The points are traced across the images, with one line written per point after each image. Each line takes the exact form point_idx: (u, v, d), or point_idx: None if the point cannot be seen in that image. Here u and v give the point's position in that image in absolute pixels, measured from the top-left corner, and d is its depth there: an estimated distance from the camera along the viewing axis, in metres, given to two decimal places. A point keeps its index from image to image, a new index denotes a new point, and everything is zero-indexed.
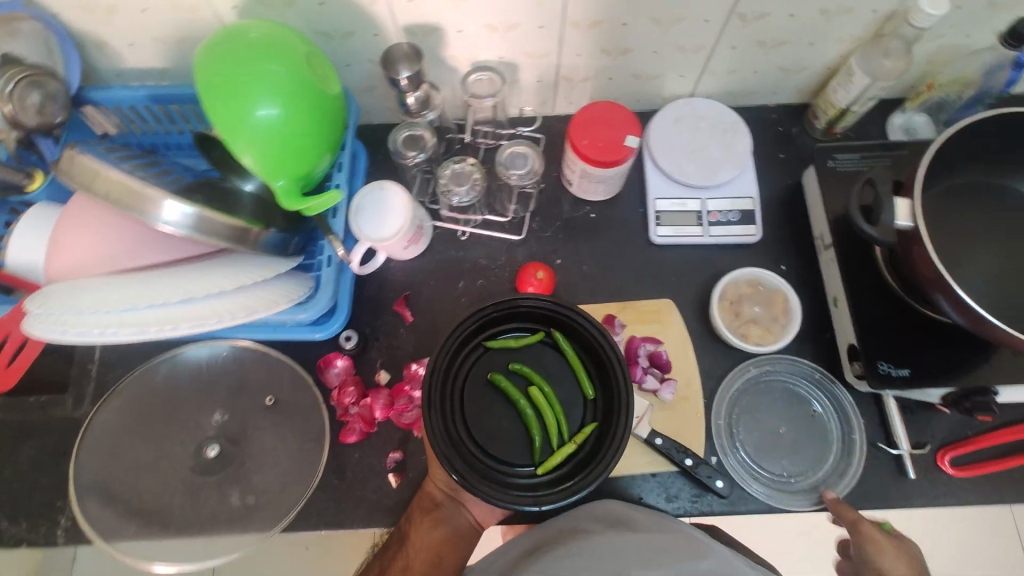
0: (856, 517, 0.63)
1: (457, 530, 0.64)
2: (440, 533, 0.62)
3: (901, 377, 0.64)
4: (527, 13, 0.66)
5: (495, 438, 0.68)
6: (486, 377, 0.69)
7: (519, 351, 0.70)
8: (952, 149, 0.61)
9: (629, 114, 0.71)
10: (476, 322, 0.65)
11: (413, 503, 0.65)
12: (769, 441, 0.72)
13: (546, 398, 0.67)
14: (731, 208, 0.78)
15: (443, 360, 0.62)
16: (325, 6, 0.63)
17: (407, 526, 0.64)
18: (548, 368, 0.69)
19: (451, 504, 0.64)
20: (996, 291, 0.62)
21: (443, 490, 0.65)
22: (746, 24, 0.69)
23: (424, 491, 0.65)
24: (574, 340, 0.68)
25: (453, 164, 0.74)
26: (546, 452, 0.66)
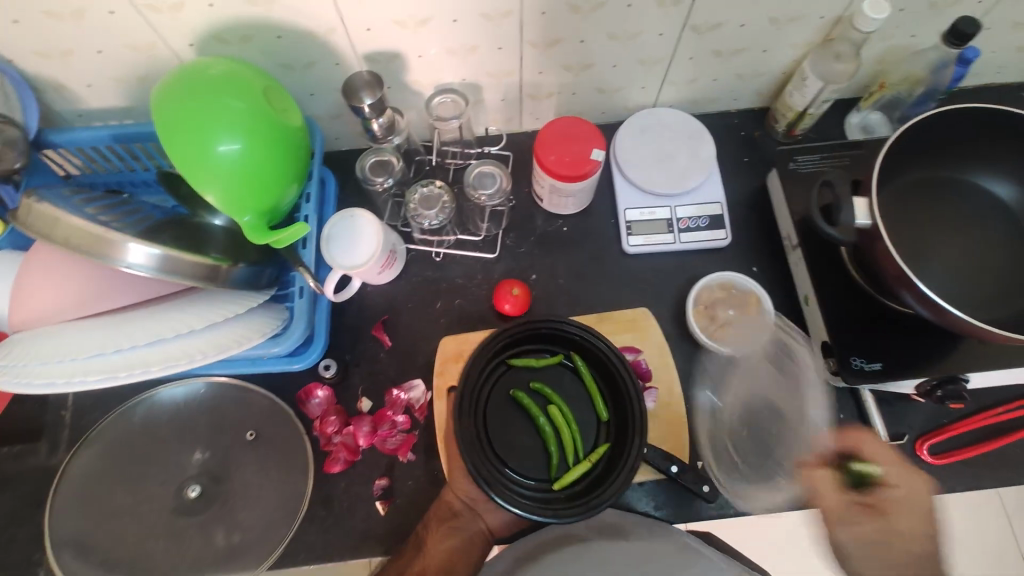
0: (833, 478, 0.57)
1: (471, 540, 0.62)
2: (451, 544, 0.61)
3: (874, 371, 0.66)
4: (486, 35, 0.67)
5: (514, 456, 0.67)
6: (507, 395, 0.69)
7: (542, 371, 0.70)
8: (903, 147, 0.63)
9: (593, 128, 0.72)
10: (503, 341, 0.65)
11: (430, 509, 0.64)
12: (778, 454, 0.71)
13: (566, 417, 0.67)
14: (699, 214, 0.79)
15: (473, 374, 0.63)
16: (283, 38, 0.63)
17: (423, 532, 0.62)
18: (567, 388, 0.70)
19: (469, 514, 0.63)
20: (957, 283, 0.64)
21: (462, 498, 0.64)
22: (701, 36, 0.71)
23: (441, 498, 0.64)
24: (592, 365, 0.69)
25: (421, 188, 0.74)
26: (562, 470, 0.66)
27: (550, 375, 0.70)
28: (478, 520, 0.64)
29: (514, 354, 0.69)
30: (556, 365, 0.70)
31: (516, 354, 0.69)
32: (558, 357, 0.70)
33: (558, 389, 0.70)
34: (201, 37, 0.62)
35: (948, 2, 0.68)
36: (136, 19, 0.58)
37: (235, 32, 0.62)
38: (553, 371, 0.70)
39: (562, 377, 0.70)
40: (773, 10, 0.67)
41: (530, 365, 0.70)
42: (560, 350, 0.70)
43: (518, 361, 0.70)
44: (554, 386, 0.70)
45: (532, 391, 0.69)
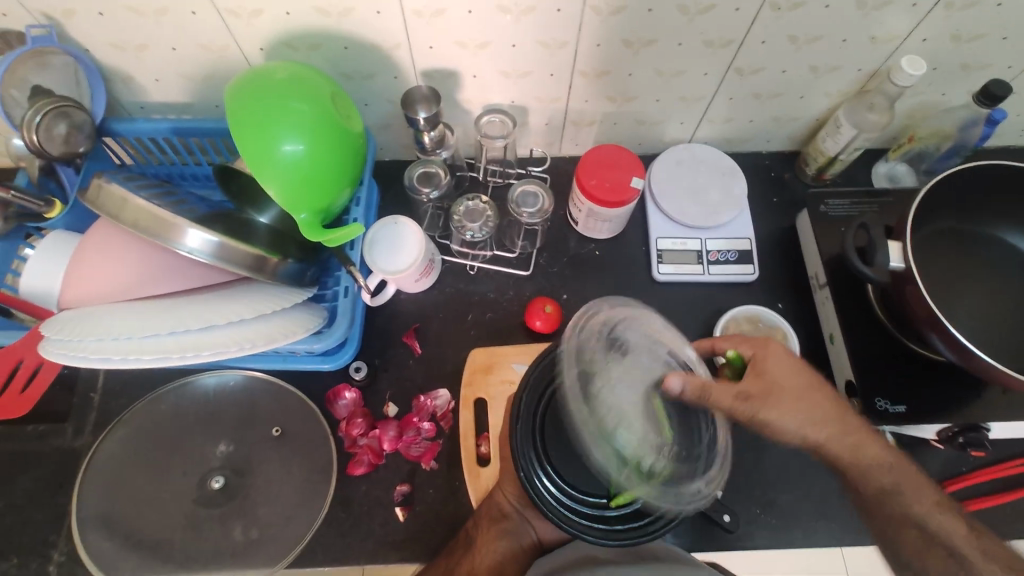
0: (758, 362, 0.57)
1: (519, 546, 0.64)
2: (499, 546, 0.62)
3: (898, 413, 0.67)
4: (540, 61, 0.70)
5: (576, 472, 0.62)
6: None
7: (613, 365, 0.59)
8: (935, 198, 0.66)
9: (633, 158, 0.75)
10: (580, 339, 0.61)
11: (479, 509, 0.64)
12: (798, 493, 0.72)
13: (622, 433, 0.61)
14: (729, 248, 0.81)
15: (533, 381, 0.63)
16: (349, 49, 0.66)
17: (473, 532, 0.63)
18: (632, 390, 0.58)
19: (518, 517, 0.64)
20: (984, 333, 0.66)
21: (512, 502, 0.64)
22: (743, 78, 0.74)
23: (492, 499, 0.64)
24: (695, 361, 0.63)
25: (466, 201, 0.77)
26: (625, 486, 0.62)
27: (628, 363, 0.59)
28: (525, 525, 0.65)
29: (598, 334, 0.60)
30: (638, 357, 0.60)
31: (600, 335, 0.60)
32: (646, 348, 0.60)
33: (628, 382, 0.58)
34: (272, 43, 0.65)
35: (980, 65, 0.72)
36: (216, 21, 0.61)
37: (306, 40, 0.65)
38: (632, 359, 0.60)
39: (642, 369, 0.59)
40: (814, 59, 0.70)
41: (608, 346, 0.60)
42: (648, 340, 0.61)
43: (594, 340, 0.60)
44: (625, 376, 0.59)
45: (597, 371, 0.58)
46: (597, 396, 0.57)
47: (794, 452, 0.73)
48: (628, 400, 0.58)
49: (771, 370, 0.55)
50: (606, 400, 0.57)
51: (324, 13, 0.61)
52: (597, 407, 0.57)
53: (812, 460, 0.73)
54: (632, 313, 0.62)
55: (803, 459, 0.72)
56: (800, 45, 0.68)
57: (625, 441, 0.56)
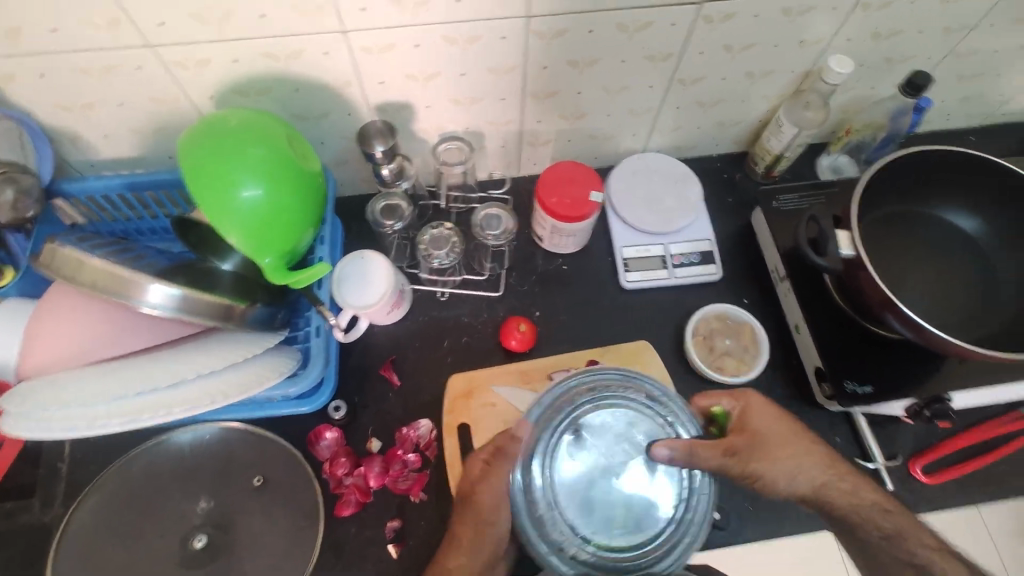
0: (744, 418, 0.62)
1: None
2: None
3: (866, 394, 0.69)
4: (490, 88, 0.72)
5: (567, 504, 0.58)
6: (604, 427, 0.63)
7: (564, 445, 0.57)
8: (876, 186, 0.69)
9: (590, 172, 0.77)
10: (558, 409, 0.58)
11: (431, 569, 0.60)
12: None
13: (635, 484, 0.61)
14: (691, 251, 0.84)
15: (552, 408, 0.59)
16: (301, 90, 0.67)
17: None
18: (578, 469, 0.57)
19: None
20: (936, 309, 0.68)
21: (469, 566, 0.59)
22: (686, 88, 0.77)
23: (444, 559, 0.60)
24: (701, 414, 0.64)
25: (431, 229, 0.77)
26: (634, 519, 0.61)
27: (575, 453, 0.57)
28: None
29: (551, 415, 0.58)
30: (599, 439, 0.58)
31: (553, 418, 0.58)
32: (600, 439, 0.58)
33: (571, 469, 0.57)
34: (222, 91, 0.65)
35: (902, 58, 0.76)
36: (164, 74, 0.61)
37: (257, 85, 0.65)
38: (582, 448, 0.57)
39: (592, 462, 0.57)
40: (749, 65, 0.74)
41: (558, 431, 0.58)
42: (605, 429, 0.58)
43: (546, 422, 0.58)
44: (568, 464, 0.57)
45: (539, 455, 0.57)
46: (534, 480, 0.56)
47: None
48: (566, 488, 0.56)
49: (756, 427, 0.62)
50: (541, 487, 0.56)
51: (272, 58, 0.62)
52: (532, 493, 0.56)
53: None
54: (598, 395, 0.59)
55: None
56: (735, 53, 0.71)
57: (552, 530, 0.55)
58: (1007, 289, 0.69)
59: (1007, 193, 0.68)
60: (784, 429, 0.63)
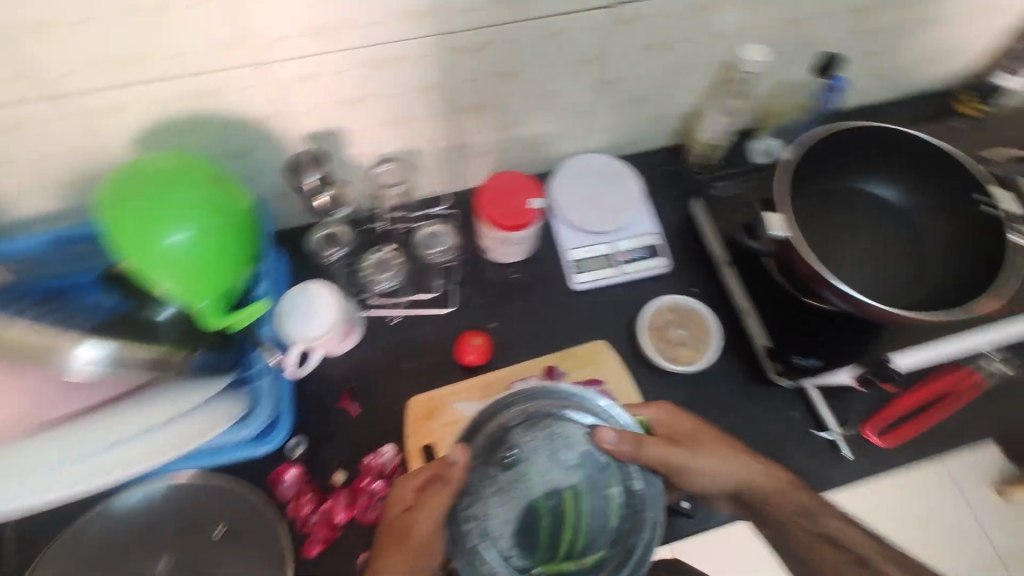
0: (666, 423, 0.64)
1: None
2: None
3: (813, 365, 0.72)
4: (419, 106, 0.71)
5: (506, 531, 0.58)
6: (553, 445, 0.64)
7: (499, 473, 0.58)
8: (805, 166, 0.72)
9: (528, 180, 0.77)
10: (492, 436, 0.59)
11: None
12: None
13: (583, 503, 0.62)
14: (638, 246, 0.85)
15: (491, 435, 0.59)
16: (224, 127, 0.65)
17: None
18: (514, 498, 0.57)
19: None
20: (871, 277, 0.71)
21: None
22: (615, 88, 0.78)
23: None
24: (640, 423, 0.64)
25: (374, 253, 0.81)
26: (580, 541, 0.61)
27: (511, 482, 0.57)
28: None
29: (482, 444, 0.58)
30: (533, 465, 0.58)
31: (485, 446, 0.58)
32: (538, 466, 0.58)
33: (507, 500, 0.57)
34: (139, 135, 0.63)
35: (815, 42, 0.79)
36: (76, 123, 0.59)
37: (178, 126, 0.63)
38: (518, 476, 0.58)
39: (529, 490, 0.57)
40: (672, 60, 0.76)
41: (491, 458, 0.58)
42: (542, 456, 0.58)
43: (478, 449, 0.59)
44: (503, 494, 0.57)
45: (471, 485, 0.58)
46: (465, 511, 0.57)
47: (738, 427, 0.76)
48: (502, 518, 0.57)
49: (677, 430, 0.63)
50: (473, 518, 0.57)
51: (188, 97, 0.60)
52: (464, 525, 0.57)
53: (756, 430, 0.75)
54: (532, 419, 0.59)
55: (745, 432, 0.75)
56: (656, 51, 0.73)
57: (487, 561, 0.56)
58: (938, 253, 0.71)
59: (923, 161, 0.72)
60: (704, 432, 0.64)
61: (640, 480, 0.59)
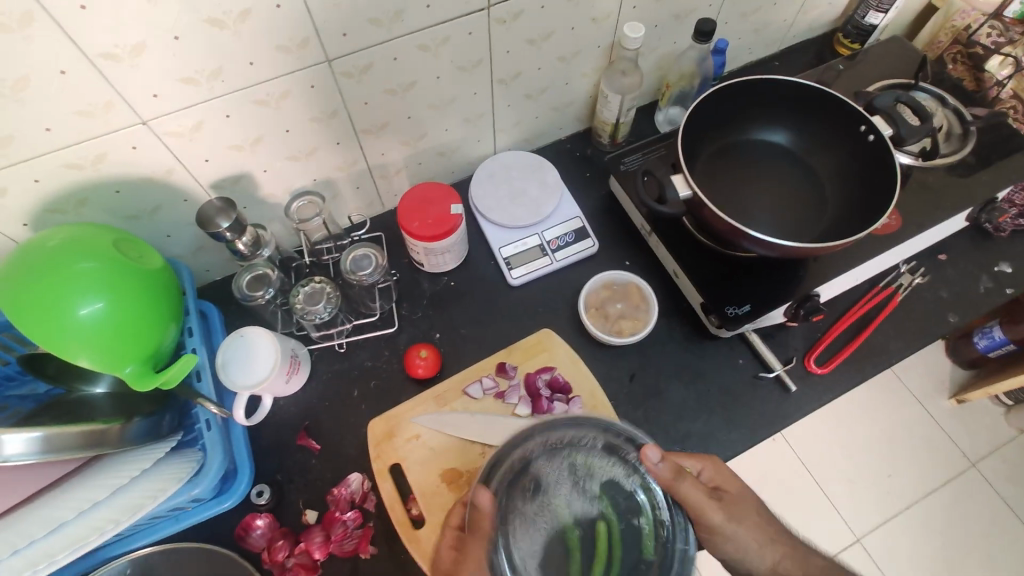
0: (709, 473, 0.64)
1: None
2: None
3: (745, 312, 0.74)
4: (321, 135, 0.73)
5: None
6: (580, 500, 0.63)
7: (525, 502, 0.58)
8: (697, 126, 0.75)
9: (442, 187, 0.79)
10: (520, 470, 0.59)
11: None
12: (705, 417, 0.76)
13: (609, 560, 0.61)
14: (565, 231, 0.87)
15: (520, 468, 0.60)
16: (123, 190, 0.65)
17: None
18: (539, 525, 0.57)
19: None
20: (780, 219, 0.74)
21: None
22: (510, 85, 0.82)
23: None
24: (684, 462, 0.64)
25: (303, 288, 0.77)
26: None
27: (536, 511, 0.58)
28: None
29: (504, 474, 0.59)
30: (556, 493, 0.58)
31: (509, 475, 0.59)
32: (561, 494, 0.58)
33: (536, 528, 0.57)
34: (34, 214, 0.63)
35: (686, 13, 0.85)
36: None
37: (71, 199, 0.63)
38: (543, 506, 0.58)
39: (556, 516, 0.58)
40: (557, 51, 0.80)
41: (518, 486, 0.59)
42: (568, 483, 0.59)
43: (504, 478, 0.59)
44: (528, 523, 0.57)
45: (498, 512, 0.58)
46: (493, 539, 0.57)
47: (689, 385, 0.78)
48: (528, 548, 0.56)
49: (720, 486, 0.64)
50: (500, 546, 0.56)
51: (78, 167, 0.60)
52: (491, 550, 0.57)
53: (704, 384, 0.78)
54: (556, 448, 0.60)
55: (696, 389, 0.78)
56: (537, 43, 0.77)
57: None
58: (829, 181, 0.76)
59: (803, 104, 0.76)
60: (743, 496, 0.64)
61: (669, 511, 0.58)
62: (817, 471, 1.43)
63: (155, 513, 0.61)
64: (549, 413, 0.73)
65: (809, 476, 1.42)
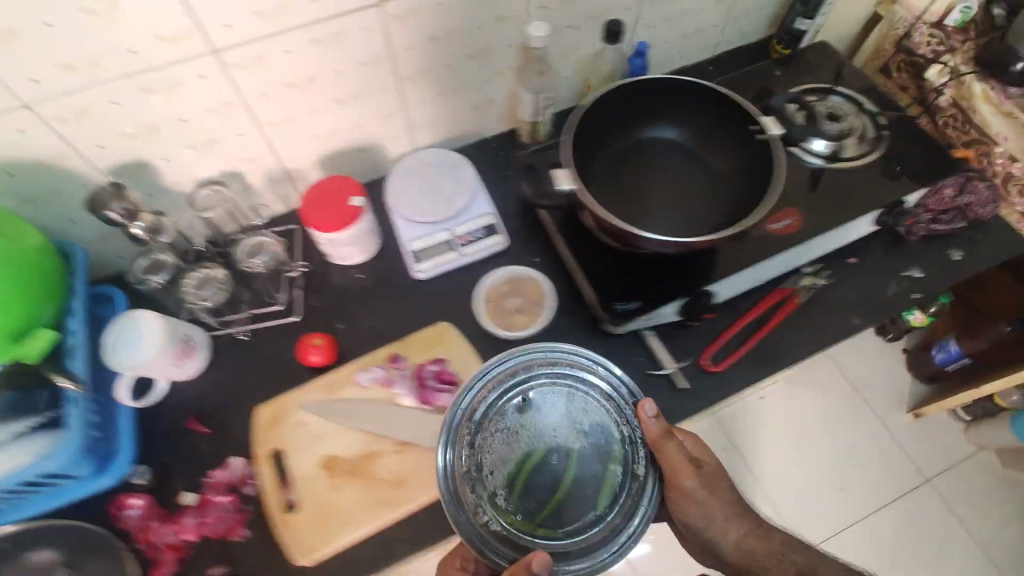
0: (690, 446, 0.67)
1: None
2: None
3: (635, 309, 0.74)
4: (222, 126, 0.74)
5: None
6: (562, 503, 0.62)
7: (512, 415, 0.60)
8: (593, 124, 0.76)
9: (343, 180, 0.79)
10: (519, 387, 0.61)
11: None
12: None
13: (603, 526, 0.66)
14: (476, 228, 0.86)
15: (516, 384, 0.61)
16: (14, 173, 0.67)
17: None
18: (517, 436, 0.59)
19: None
20: (672, 215, 0.74)
21: None
22: (420, 82, 0.82)
23: None
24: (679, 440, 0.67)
25: (198, 271, 0.81)
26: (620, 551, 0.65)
27: (519, 424, 0.59)
28: None
29: (506, 377, 0.61)
30: (545, 415, 0.60)
31: (508, 382, 0.61)
32: (549, 417, 0.60)
33: (513, 438, 0.59)
34: None
35: (603, 13, 0.84)
36: None
37: None
38: (527, 422, 0.60)
39: (534, 434, 0.59)
40: (465, 48, 0.80)
41: (508, 400, 0.61)
42: (558, 408, 0.60)
43: (499, 388, 0.61)
44: (508, 433, 0.59)
45: (483, 416, 0.60)
46: (468, 438, 0.59)
47: None
48: (498, 453, 0.58)
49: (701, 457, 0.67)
50: (473, 445, 0.59)
51: None
52: (464, 449, 0.59)
53: None
54: (557, 376, 0.62)
55: None
56: (442, 41, 0.78)
57: (475, 485, 0.58)
58: (723, 179, 0.76)
59: (697, 103, 0.77)
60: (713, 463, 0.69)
61: (641, 464, 0.61)
62: (767, 483, 1.39)
63: (17, 487, 0.63)
64: (432, 404, 0.74)
65: (754, 491, 1.37)
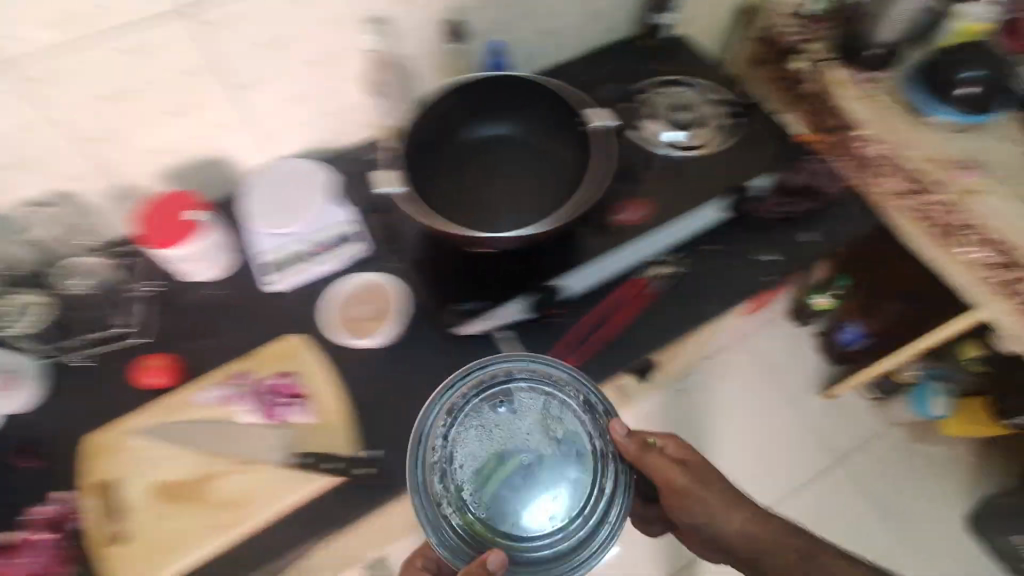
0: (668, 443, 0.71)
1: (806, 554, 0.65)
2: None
3: (481, 308, 0.74)
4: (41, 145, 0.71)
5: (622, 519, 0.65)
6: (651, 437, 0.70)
7: (489, 414, 0.65)
8: (428, 125, 0.76)
9: (177, 194, 0.75)
10: (501, 389, 0.66)
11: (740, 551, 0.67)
12: None
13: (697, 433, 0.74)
14: (332, 236, 0.82)
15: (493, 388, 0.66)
16: None
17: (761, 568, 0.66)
18: (486, 434, 0.64)
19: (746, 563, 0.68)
20: (512, 210, 0.75)
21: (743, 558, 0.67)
22: (260, 90, 0.79)
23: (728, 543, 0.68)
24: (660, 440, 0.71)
25: (16, 296, 0.78)
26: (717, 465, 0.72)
27: (493, 423, 0.65)
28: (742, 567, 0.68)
29: (486, 380, 0.66)
30: (519, 419, 0.65)
31: (487, 384, 0.65)
32: (524, 421, 0.65)
33: (485, 436, 0.64)
34: None
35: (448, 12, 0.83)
36: None
37: None
38: (502, 422, 0.65)
39: (507, 434, 0.64)
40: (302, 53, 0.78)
41: (486, 399, 0.65)
42: (535, 413, 0.66)
43: (480, 386, 0.66)
44: (481, 432, 0.64)
45: (461, 412, 0.64)
46: (442, 433, 0.63)
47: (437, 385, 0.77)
48: (469, 450, 0.63)
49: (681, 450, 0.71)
50: (446, 440, 0.63)
51: None
52: (434, 444, 0.62)
53: None
54: (539, 380, 0.67)
55: None
56: (272, 46, 0.75)
57: (441, 478, 0.61)
58: (562, 170, 0.77)
59: (530, 98, 0.78)
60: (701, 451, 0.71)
61: (612, 481, 0.64)
62: None
63: None
64: (273, 418, 0.73)
65: None
